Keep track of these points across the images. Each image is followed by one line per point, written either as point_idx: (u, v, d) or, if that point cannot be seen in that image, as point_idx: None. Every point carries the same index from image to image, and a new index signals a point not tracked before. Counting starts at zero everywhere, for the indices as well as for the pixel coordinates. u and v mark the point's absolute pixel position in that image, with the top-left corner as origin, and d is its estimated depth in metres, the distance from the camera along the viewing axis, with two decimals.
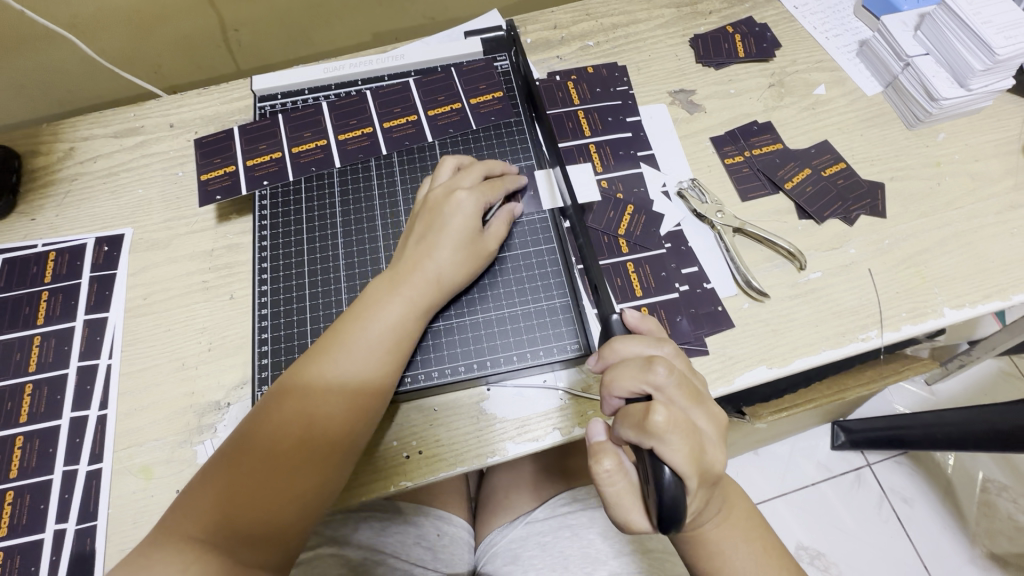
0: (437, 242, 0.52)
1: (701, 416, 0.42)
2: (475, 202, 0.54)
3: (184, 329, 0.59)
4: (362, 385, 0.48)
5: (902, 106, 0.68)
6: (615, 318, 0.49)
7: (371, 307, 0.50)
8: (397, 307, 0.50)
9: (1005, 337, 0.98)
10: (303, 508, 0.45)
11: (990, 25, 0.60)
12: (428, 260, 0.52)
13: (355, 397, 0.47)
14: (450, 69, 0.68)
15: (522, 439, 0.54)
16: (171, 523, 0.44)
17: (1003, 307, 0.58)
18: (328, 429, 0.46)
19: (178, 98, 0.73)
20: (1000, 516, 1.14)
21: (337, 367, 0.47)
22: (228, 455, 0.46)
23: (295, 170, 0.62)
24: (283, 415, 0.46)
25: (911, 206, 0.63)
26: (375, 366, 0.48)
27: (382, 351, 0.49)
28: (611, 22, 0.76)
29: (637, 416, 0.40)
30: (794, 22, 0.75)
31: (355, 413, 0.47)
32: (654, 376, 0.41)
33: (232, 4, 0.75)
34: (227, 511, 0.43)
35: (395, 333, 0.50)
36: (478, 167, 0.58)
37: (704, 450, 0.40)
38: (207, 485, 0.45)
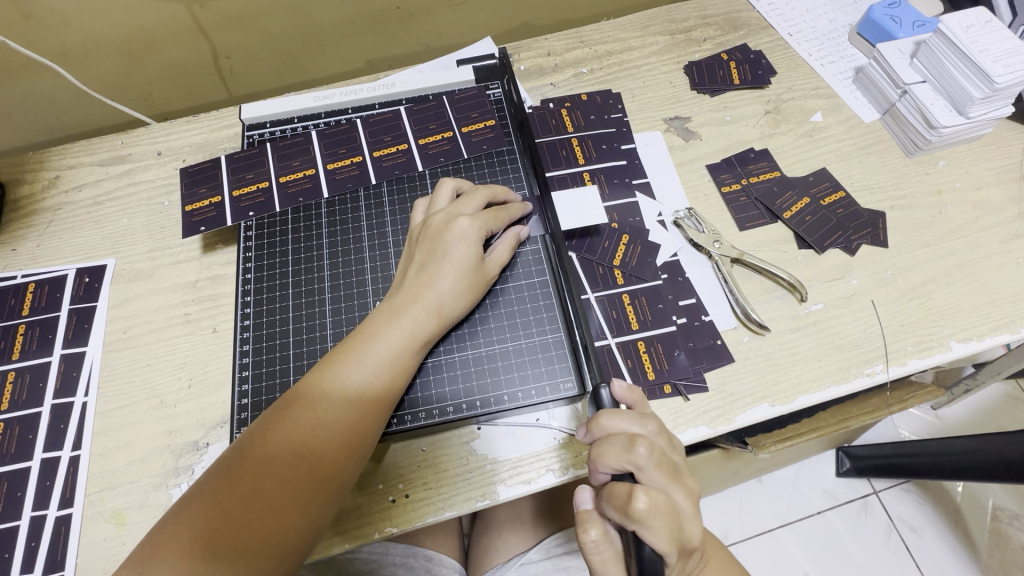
0: (439, 271, 0.51)
1: (680, 494, 0.40)
2: (478, 229, 0.53)
3: (164, 364, 0.57)
4: (357, 423, 0.46)
5: (900, 134, 0.67)
6: (604, 390, 0.47)
7: (368, 336, 0.48)
8: (394, 336, 0.48)
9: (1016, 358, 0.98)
10: (283, 552, 0.43)
11: (988, 53, 0.59)
12: (430, 289, 0.50)
13: (346, 431, 0.45)
14: (442, 97, 0.67)
15: (515, 481, 0.51)
16: (142, 564, 0.41)
17: (1011, 340, 0.56)
18: (317, 469, 0.44)
19: (167, 126, 0.72)
20: (1014, 547, 1.10)
21: (332, 401, 0.45)
22: (209, 490, 0.43)
23: (281, 201, 0.61)
24: (271, 451, 0.44)
25: (913, 235, 0.61)
26: (368, 398, 0.46)
27: (377, 382, 0.47)
28: (605, 50, 0.75)
29: (619, 500, 0.38)
30: (790, 49, 0.75)
31: (346, 451, 0.45)
32: (636, 454, 0.39)
33: (223, 32, 0.75)
34: (202, 555, 0.41)
35: (391, 363, 0.48)
36: (483, 193, 0.56)
37: (685, 529, 0.39)
38: (184, 523, 0.42)
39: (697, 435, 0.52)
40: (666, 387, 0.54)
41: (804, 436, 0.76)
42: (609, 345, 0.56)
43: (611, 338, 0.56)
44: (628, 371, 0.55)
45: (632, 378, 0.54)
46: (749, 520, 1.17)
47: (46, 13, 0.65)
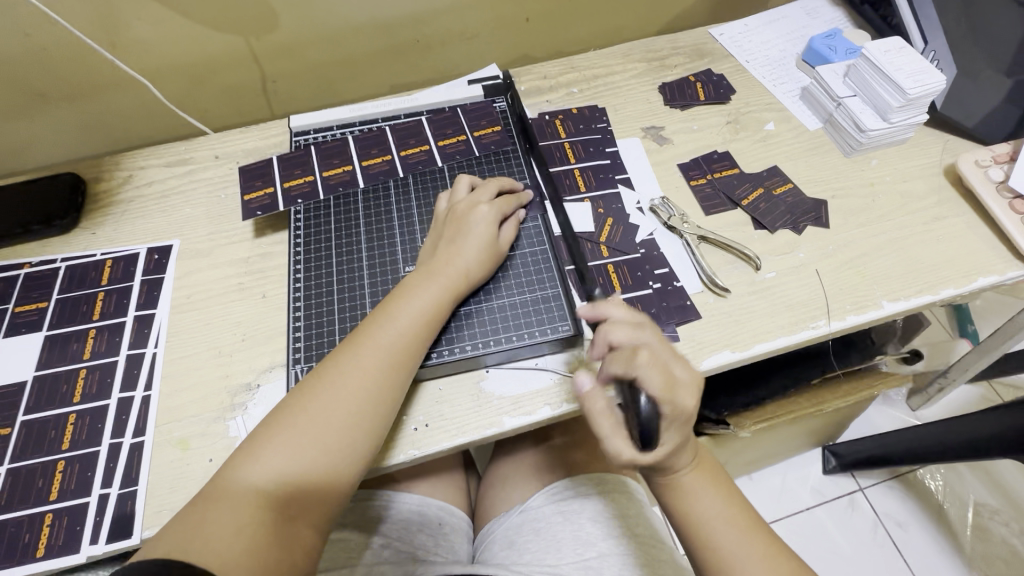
0: (467, 245, 0.63)
1: (681, 370, 0.51)
2: (494, 214, 0.66)
3: (222, 323, 0.68)
4: (403, 359, 0.56)
5: (838, 138, 0.80)
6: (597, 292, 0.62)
7: (409, 292, 0.60)
8: (432, 292, 0.60)
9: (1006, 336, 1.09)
10: (343, 467, 0.51)
11: (902, 70, 0.73)
12: (459, 259, 0.62)
13: (398, 366, 0.56)
14: (456, 109, 0.80)
15: (517, 413, 0.61)
16: (234, 473, 0.49)
17: (934, 300, 0.67)
18: (373, 395, 0.54)
19: (224, 135, 0.85)
20: (995, 540, 1.25)
21: (386, 340, 0.56)
22: (286, 412, 0.52)
23: (324, 190, 0.73)
24: (333, 385, 0.53)
25: (851, 218, 0.74)
26: (412, 340, 0.57)
27: (419, 328, 0.58)
28: (592, 73, 0.90)
29: (624, 357, 0.50)
30: (746, 73, 0.89)
31: (394, 382, 0.55)
32: (639, 330, 0.53)
33: (273, 59, 0.90)
34: (280, 466, 0.49)
35: (430, 314, 0.59)
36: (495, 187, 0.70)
37: (679, 391, 0.50)
38: (262, 444, 0.50)
39: None
40: None
41: (777, 418, 0.95)
42: None
43: None
44: None
45: None
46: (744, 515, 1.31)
47: (130, 40, 0.80)
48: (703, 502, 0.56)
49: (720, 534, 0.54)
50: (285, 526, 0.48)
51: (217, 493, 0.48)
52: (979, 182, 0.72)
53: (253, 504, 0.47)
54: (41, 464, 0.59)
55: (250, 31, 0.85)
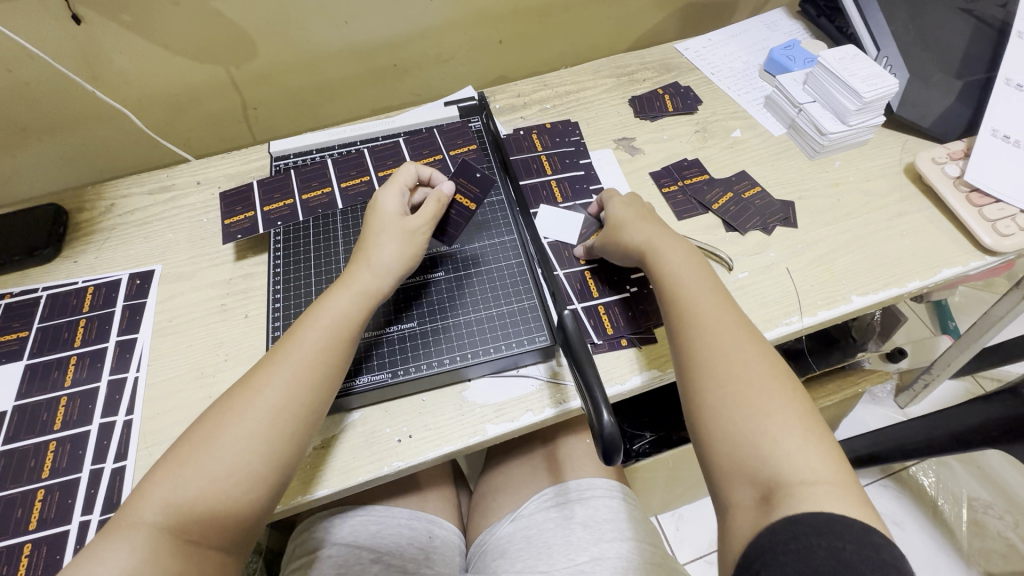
0: (371, 239, 0.63)
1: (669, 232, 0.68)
2: (392, 197, 0.66)
3: (205, 344, 0.68)
4: (308, 371, 0.54)
5: (802, 142, 0.83)
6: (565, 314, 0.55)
7: (323, 299, 0.60)
8: (339, 300, 0.59)
9: (998, 318, 1.12)
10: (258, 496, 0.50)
11: (856, 76, 0.76)
12: (366, 255, 0.62)
13: (300, 376, 0.54)
14: (433, 129, 0.82)
15: (500, 420, 0.61)
16: (124, 512, 0.48)
17: (901, 293, 0.69)
18: (272, 412, 0.52)
19: (205, 161, 0.87)
20: (991, 534, 1.25)
21: (291, 356, 0.55)
22: (185, 440, 0.51)
23: (303, 212, 0.73)
24: (241, 413, 0.52)
25: (818, 217, 0.76)
26: (318, 351, 0.56)
27: (327, 337, 0.56)
28: (564, 90, 0.93)
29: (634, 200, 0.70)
30: (712, 84, 0.93)
31: (302, 400, 0.53)
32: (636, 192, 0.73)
33: (252, 87, 0.92)
34: (176, 498, 0.48)
35: (337, 319, 0.58)
36: (410, 174, 0.69)
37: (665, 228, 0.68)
38: (173, 475, 0.49)
39: (651, 376, 0.63)
40: (623, 340, 0.66)
41: None
42: (576, 308, 0.68)
43: (577, 303, 0.69)
44: (592, 328, 0.67)
45: (595, 333, 0.66)
46: None
47: (113, 74, 0.82)
48: (681, 284, 0.58)
49: (703, 320, 0.55)
50: (199, 556, 0.47)
51: (124, 527, 0.47)
52: (937, 178, 0.75)
53: (161, 538, 0.46)
54: (20, 493, 0.59)
55: (230, 60, 0.87)
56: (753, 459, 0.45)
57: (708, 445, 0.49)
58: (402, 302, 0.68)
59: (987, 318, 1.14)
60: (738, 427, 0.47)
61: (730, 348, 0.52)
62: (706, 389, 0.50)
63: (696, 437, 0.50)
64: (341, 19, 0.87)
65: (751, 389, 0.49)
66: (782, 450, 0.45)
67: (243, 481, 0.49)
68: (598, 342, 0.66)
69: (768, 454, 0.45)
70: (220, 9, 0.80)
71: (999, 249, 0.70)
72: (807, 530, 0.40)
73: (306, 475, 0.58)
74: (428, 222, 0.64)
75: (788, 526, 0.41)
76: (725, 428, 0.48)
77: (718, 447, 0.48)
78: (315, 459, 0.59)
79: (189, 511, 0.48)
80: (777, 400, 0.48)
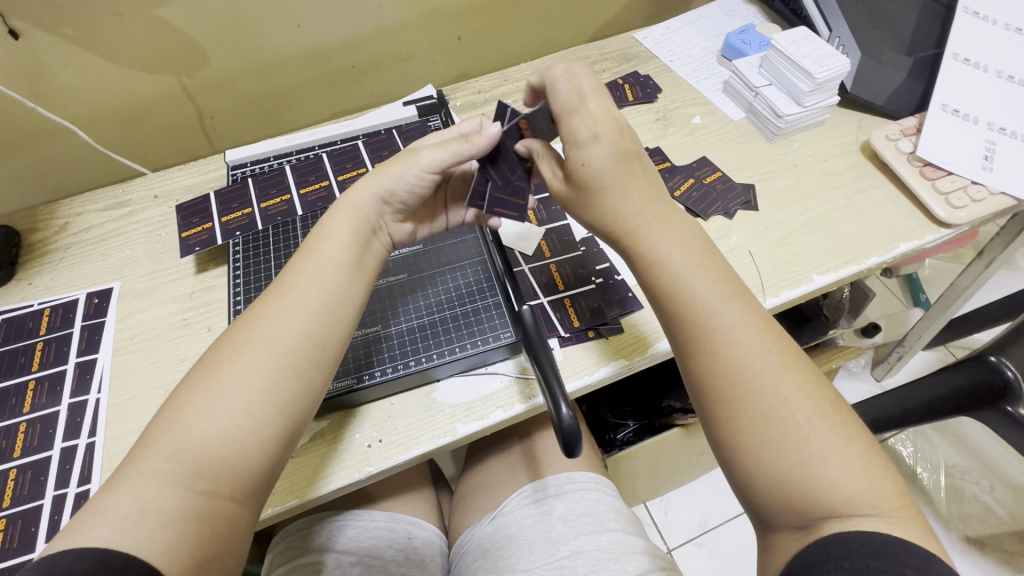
0: (397, 160, 0.59)
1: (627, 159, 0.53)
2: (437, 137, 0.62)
3: (168, 360, 0.67)
4: (307, 308, 0.53)
5: (760, 125, 0.84)
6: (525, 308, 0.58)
7: (320, 231, 0.57)
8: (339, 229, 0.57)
9: (970, 281, 1.13)
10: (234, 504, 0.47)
11: (808, 57, 0.77)
12: (374, 179, 0.59)
13: (300, 313, 0.52)
14: (392, 130, 0.81)
15: (470, 419, 0.61)
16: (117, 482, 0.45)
17: (861, 269, 0.70)
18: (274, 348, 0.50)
19: (162, 174, 0.85)
20: (969, 499, 1.29)
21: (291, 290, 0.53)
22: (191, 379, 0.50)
23: (262, 221, 0.72)
24: (243, 349, 0.50)
25: (777, 199, 0.77)
26: (316, 286, 0.54)
27: (323, 271, 0.55)
28: (524, 84, 0.93)
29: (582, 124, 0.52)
30: (671, 72, 0.93)
31: (304, 333, 0.52)
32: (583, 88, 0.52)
33: (207, 95, 0.90)
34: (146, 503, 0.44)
35: (335, 255, 0.55)
36: (471, 124, 0.63)
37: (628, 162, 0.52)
38: (178, 426, 0.46)
39: (618, 366, 0.64)
40: (590, 332, 0.66)
41: None
42: (542, 303, 0.68)
43: (543, 298, 0.68)
44: (559, 322, 0.66)
45: (561, 326, 0.66)
46: (726, 501, 1.38)
47: (60, 89, 0.80)
48: (682, 271, 0.51)
49: (716, 323, 0.49)
50: (212, 511, 0.45)
51: (131, 481, 0.44)
52: (892, 155, 0.76)
53: (171, 495, 0.44)
54: None
55: (181, 69, 0.85)
56: (796, 492, 0.43)
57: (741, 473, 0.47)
58: (399, 299, 0.68)
59: (959, 283, 1.15)
60: (786, 473, 0.44)
61: (745, 355, 0.47)
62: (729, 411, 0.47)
63: (725, 461, 0.48)
64: (293, 22, 0.86)
65: (784, 412, 0.45)
66: (827, 481, 0.43)
67: (249, 420, 0.48)
68: (565, 335, 0.66)
69: (813, 486, 0.43)
70: (166, 17, 0.78)
71: (954, 221, 0.71)
72: (863, 549, 0.40)
73: (286, 483, 0.58)
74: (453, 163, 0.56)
75: (842, 542, 0.40)
76: (760, 458, 0.45)
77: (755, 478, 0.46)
78: (292, 467, 0.58)
79: (196, 462, 0.45)
80: (807, 417, 0.45)
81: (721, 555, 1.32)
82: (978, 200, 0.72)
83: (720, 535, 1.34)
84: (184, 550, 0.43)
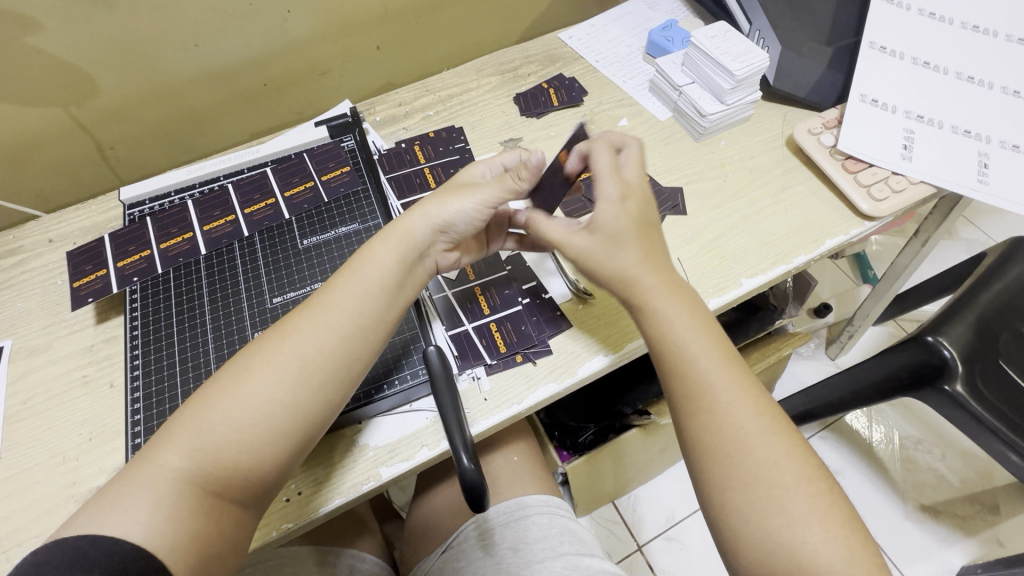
0: (443, 193, 0.60)
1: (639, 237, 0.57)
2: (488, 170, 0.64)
3: (66, 424, 0.62)
4: (344, 332, 0.52)
5: (687, 125, 0.83)
6: (430, 349, 0.59)
7: (366, 254, 0.56)
8: (384, 257, 0.56)
9: (909, 256, 1.14)
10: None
11: (727, 54, 0.76)
12: (425, 207, 0.59)
13: (340, 339, 0.51)
14: (302, 154, 0.76)
15: (395, 461, 0.58)
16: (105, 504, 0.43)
17: (790, 269, 0.70)
18: (308, 374, 0.49)
19: (57, 215, 0.78)
20: (922, 468, 1.33)
21: (333, 311, 0.52)
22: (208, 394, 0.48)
23: (162, 263, 0.67)
24: (254, 365, 0.49)
25: (706, 201, 0.76)
26: (352, 307, 0.53)
27: (360, 294, 0.54)
28: (446, 94, 0.89)
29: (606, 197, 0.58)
30: (596, 72, 0.91)
31: (330, 356, 0.50)
32: (623, 172, 0.59)
33: (105, 125, 0.84)
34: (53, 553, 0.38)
35: (377, 275, 0.55)
36: (512, 157, 0.65)
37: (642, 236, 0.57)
38: (197, 417, 0.47)
39: (547, 391, 0.62)
40: (518, 356, 0.64)
41: None
42: (466, 329, 0.65)
43: (467, 324, 0.66)
44: (484, 348, 0.64)
45: (488, 353, 0.63)
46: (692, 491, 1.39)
47: None
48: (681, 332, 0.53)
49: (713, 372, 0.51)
50: (220, 509, 0.45)
51: (142, 471, 0.44)
52: (814, 150, 0.76)
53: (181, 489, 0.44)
54: None
55: (70, 100, 0.79)
56: (782, 554, 0.45)
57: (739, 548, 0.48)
58: None
59: (900, 258, 1.17)
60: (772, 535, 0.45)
61: (735, 419, 0.49)
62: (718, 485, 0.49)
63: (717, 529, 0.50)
64: (189, 42, 0.80)
65: (769, 477, 0.47)
66: (809, 544, 0.44)
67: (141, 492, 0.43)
68: (492, 362, 0.63)
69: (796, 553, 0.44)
70: (37, 44, 0.71)
71: (877, 213, 0.71)
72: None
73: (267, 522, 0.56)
74: (510, 197, 0.59)
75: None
76: (742, 516, 0.47)
77: (748, 549, 0.47)
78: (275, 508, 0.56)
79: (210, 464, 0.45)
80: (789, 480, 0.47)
81: (690, 547, 1.32)
82: (899, 190, 0.72)
83: (688, 527, 1.35)
84: (191, 546, 0.43)
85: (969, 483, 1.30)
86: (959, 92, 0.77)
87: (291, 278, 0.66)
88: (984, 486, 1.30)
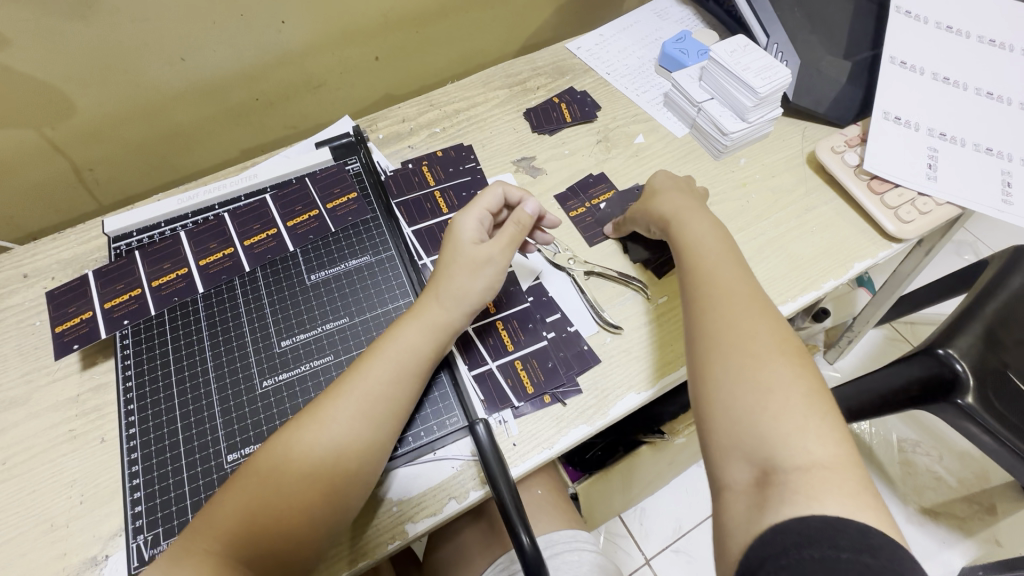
0: (447, 271, 0.58)
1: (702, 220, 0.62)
2: (474, 222, 0.60)
3: (52, 487, 0.55)
4: (378, 414, 0.50)
5: (705, 142, 0.80)
6: (479, 428, 0.52)
7: (388, 338, 0.55)
8: (409, 335, 0.54)
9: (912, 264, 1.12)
10: None
11: (749, 70, 0.73)
12: (437, 287, 0.57)
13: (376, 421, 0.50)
14: (304, 179, 0.71)
15: (422, 516, 0.54)
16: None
17: (819, 294, 0.68)
18: (340, 461, 0.48)
19: (32, 246, 0.71)
20: (920, 470, 1.34)
21: (360, 393, 0.50)
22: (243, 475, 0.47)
23: (156, 304, 0.62)
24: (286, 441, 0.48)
25: (730, 223, 0.73)
26: (384, 384, 0.51)
27: (392, 373, 0.52)
28: (453, 108, 0.84)
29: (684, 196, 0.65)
30: (609, 85, 0.87)
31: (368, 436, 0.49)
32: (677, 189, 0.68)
33: (82, 147, 0.77)
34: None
35: (404, 351, 0.53)
36: (494, 198, 0.62)
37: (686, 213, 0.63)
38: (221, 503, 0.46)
39: (579, 434, 0.58)
40: (546, 397, 0.60)
41: None
42: (490, 368, 0.62)
43: (490, 363, 0.62)
44: (510, 389, 0.60)
45: (514, 395, 0.60)
46: (699, 502, 1.38)
47: None
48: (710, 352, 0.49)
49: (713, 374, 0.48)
50: None
51: None
52: (838, 168, 0.74)
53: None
54: None
55: (44, 120, 0.72)
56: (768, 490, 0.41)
57: (718, 510, 0.44)
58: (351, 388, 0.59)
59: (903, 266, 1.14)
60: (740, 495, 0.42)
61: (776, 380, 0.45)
62: (713, 417, 0.46)
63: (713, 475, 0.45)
64: (174, 55, 0.74)
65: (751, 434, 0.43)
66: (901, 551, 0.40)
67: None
68: (519, 405, 0.60)
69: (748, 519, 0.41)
70: (4, 61, 0.64)
71: (903, 235, 0.69)
72: (796, 539, 0.36)
73: None
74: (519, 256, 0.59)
75: (777, 536, 0.37)
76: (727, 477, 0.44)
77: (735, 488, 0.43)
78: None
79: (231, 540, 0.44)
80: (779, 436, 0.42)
81: (698, 559, 1.31)
82: (925, 212, 0.70)
83: (695, 539, 1.34)
84: None
85: (966, 483, 1.31)
86: (979, 108, 0.76)
87: (299, 318, 0.61)
88: (980, 486, 1.31)
